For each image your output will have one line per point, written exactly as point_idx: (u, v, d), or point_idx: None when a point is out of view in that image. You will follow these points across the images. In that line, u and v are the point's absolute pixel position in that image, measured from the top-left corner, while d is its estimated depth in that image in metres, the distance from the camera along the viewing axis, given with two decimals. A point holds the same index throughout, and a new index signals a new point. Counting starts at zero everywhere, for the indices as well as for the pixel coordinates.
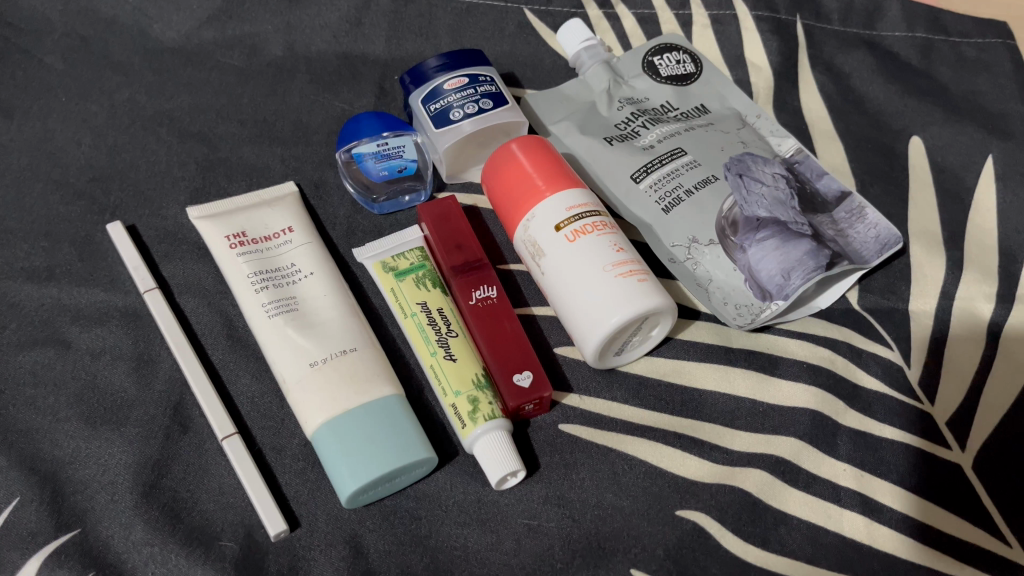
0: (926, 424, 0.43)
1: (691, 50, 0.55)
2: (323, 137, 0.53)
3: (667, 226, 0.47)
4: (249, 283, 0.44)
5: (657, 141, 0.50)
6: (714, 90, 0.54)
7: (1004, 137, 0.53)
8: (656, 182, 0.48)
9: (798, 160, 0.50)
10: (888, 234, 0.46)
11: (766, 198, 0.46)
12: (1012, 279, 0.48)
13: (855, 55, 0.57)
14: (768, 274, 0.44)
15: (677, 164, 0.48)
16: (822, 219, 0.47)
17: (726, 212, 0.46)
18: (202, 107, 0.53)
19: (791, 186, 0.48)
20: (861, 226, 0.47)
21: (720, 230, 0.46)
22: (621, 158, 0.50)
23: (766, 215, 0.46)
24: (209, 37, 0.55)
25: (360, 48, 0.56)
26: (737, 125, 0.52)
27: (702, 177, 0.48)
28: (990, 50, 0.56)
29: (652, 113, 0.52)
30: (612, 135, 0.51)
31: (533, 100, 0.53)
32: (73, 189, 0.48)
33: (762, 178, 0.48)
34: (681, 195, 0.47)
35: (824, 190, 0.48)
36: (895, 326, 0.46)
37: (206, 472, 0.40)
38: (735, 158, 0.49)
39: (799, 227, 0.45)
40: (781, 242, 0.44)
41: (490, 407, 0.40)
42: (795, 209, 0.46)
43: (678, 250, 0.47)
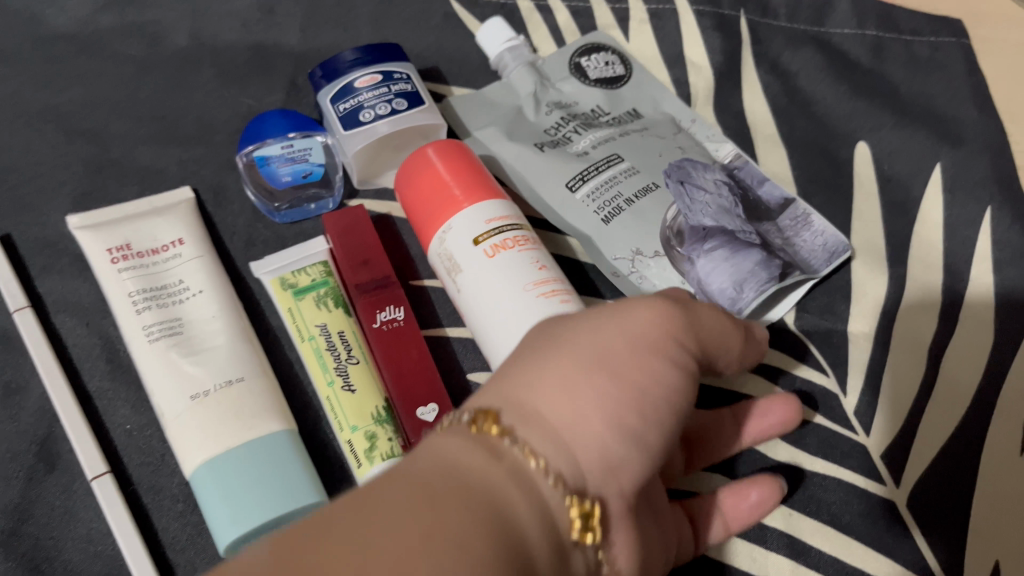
0: (861, 458, 0.41)
1: (618, 50, 0.52)
2: (225, 137, 0.48)
3: (609, 237, 0.44)
4: (130, 303, 0.40)
5: (590, 148, 0.47)
6: (645, 92, 0.51)
7: (955, 144, 0.49)
8: (594, 191, 0.45)
9: (738, 166, 0.47)
10: (835, 240, 0.44)
11: (710, 207, 0.43)
12: (957, 297, 0.44)
13: (802, 53, 0.53)
14: (719, 289, 0.41)
15: (615, 171, 0.45)
16: (769, 227, 0.44)
17: (671, 222, 0.44)
18: (94, 102, 0.48)
19: (734, 193, 0.45)
20: (808, 233, 0.44)
21: (666, 241, 0.43)
22: (554, 166, 0.47)
23: (712, 224, 0.43)
24: (107, 23, 0.51)
25: (273, 38, 0.52)
26: (672, 129, 0.49)
27: (641, 184, 0.45)
28: (945, 49, 0.52)
29: (583, 119, 0.49)
30: (543, 141, 0.48)
31: (457, 105, 0.50)
32: None
33: (703, 185, 0.45)
34: (621, 205, 0.44)
35: (768, 197, 0.45)
36: (834, 350, 0.44)
37: (74, 516, 0.36)
38: (673, 163, 0.46)
39: (748, 236, 0.42)
40: (730, 253, 0.41)
41: (388, 444, 0.37)
42: (739, 217, 0.44)
43: (621, 262, 0.44)
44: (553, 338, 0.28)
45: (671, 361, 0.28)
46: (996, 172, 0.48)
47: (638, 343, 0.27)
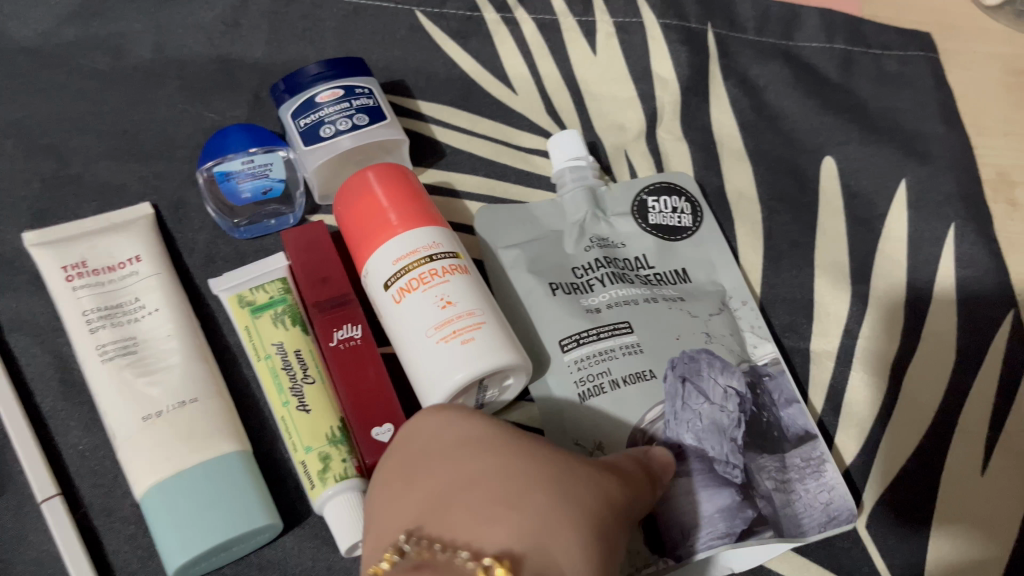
0: None
1: (695, 198, 0.46)
2: (187, 153, 0.48)
3: (580, 413, 0.38)
4: (85, 321, 0.39)
5: (605, 306, 0.41)
6: (700, 253, 0.45)
7: (921, 161, 0.50)
8: (583, 357, 0.39)
9: (769, 374, 0.41)
10: (842, 505, 0.38)
11: (701, 422, 0.37)
12: (919, 315, 0.45)
13: (771, 66, 0.53)
14: (668, 517, 0.35)
15: (619, 343, 0.40)
16: (766, 460, 0.38)
17: (647, 424, 0.38)
18: (54, 116, 0.48)
19: (743, 409, 0.38)
20: (814, 482, 0.38)
21: (632, 442, 0.37)
22: (562, 313, 0.41)
23: (690, 445, 0.37)
24: (70, 36, 0.50)
25: (237, 52, 0.51)
26: (716, 310, 0.42)
27: (635, 368, 0.39)
28: (913, 64, 0.53)
29: (619, 268, 0.43)
30: (563, 281, 0.42)
31: (488, 211, 0.44)
32: None
33: (710, 391, 0.38)
34: (604, 384, 0.38)
35: (787, 422, 0.39)
36: (794, 369, 0.44)
37: (23, 539, 0.36)
38: (688, 354, 0.40)
39: (727, 471, 0.36)
40: (695, 485, 0.36)
41: (342, 466, 0.37)
42: (733, 444, 0.37)
43: (579, 450, 0.38)
44: (512, 458, 0.29)
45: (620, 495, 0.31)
46: (959, 189, 0.49)
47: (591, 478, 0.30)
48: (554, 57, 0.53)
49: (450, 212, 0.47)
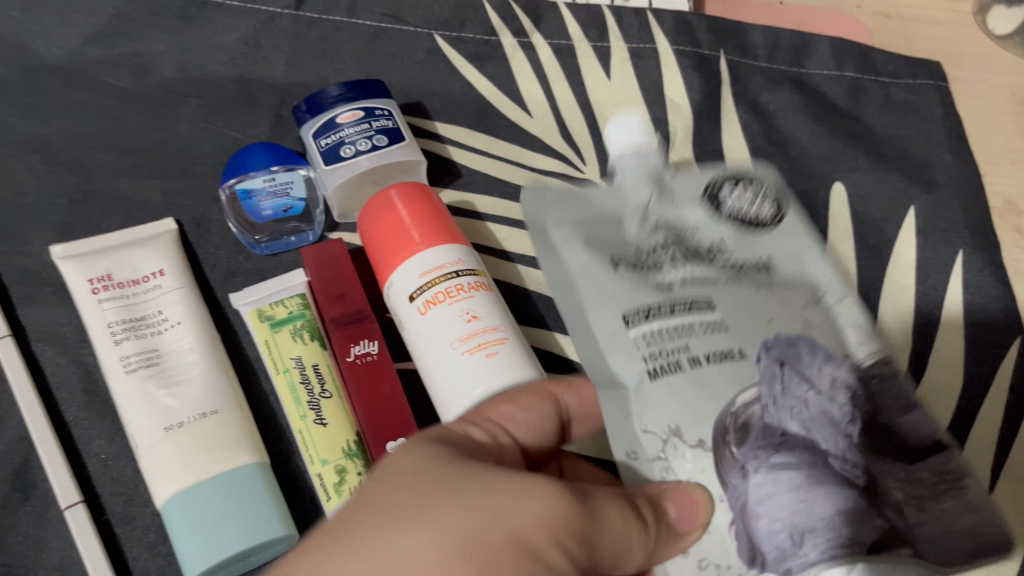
0: None
1: (780, 185, 0.35)
2: (209, 169, 0.49)
3: (647, 400, 0.29)
4: (109, 333, 0.40)
5: (678, 283, 0.31)
6: (786, 243, 0.34)
7: (928, 188, 0.50)
8: (655, 332, 0.30)
9: (875, 372, 0.30)
10: (994, 528, 0.29)
11: (809, 408, 0.28)
12: (925, 340, 0.45)
13: (780, 93, 0.54)
14: (759, 514, 0.27)
15: (699, 319, 0.30)
16: (884, 457, 0.28)
17: (739, 406, 0.28)
18: (79, 133, 0.49)
19: (857, 404, 0.29)
20: (950, 502, 0.28)
21: (720, 429, 0.28)
22: (630, 290, 0.31)
23: (797, 432, 0.27)
24: (95, 54, 0.52)
25: (258, 72, 0.53)
26: (812, 297, 0.32)
27: (719, 345, 0.29)
28: (921, 92, 0.54)
29: (695, 254, 0.33)
30: (624, 256, 0.32)
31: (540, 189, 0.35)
32: None
33: (815, 376, 0.29)
34: (679, 362, 0.29)
35: (911, 432, 0.30)
36: None
37: (46, 545, 0.37)
38: (784, 338, 0.30)
39: (843, 468, 0.27)
40: (804, 479, 0.26)
41: (358, 479, 0.38)
42: (847, 440, 0.28)
43: (647, 443, 0.29)
44: (406, 472, 0.29)
45: (548, 507, 0.27)
46: (966, 217, 0.49)
47: (501, 501, 0.27)
48: (568, 82, 0.54)
49: (469, 234, 0.48)
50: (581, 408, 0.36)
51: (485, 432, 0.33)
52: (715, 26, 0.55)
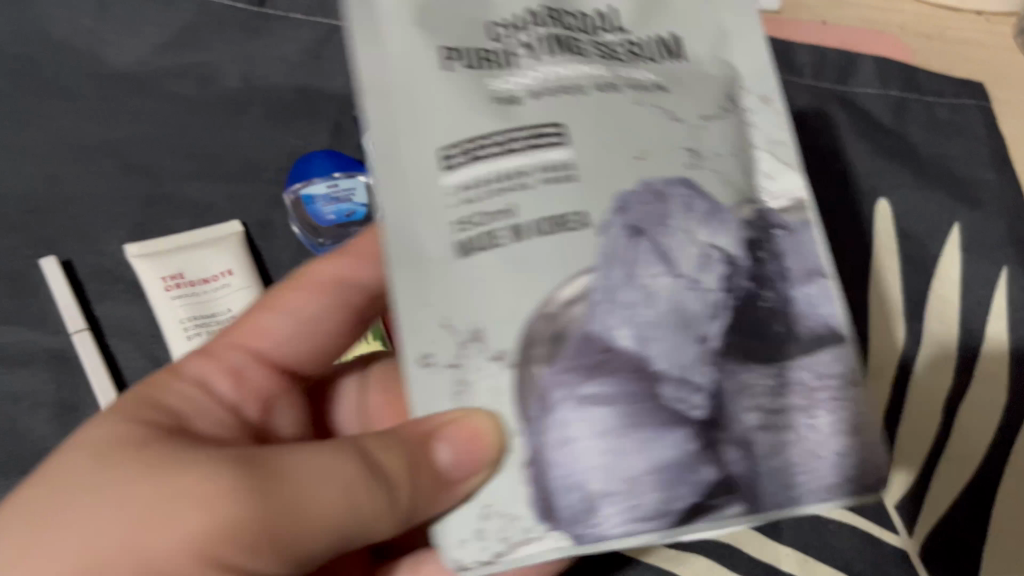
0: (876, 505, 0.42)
1: None
2: (272, 174, 0.51)
3: (452, 283, 0.26)
4: (182, 329, 0.44)
5: (519, 91, 0.27)
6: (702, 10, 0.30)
7: (972, 207, 0.51)
8: (477, 176, 0.27)
9: (783, 224, 0.28)
10: (843, 467, 0.26)
11: (653, 312, 0.26)
12: (969, 355, 0.46)
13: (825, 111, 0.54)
14: (556, 467, 0.25)
15: (537, 160, 0.27)
16: (757, 377, 0.26)
17: (558, 307, 0.26)
18: (146, 138, 0.50)
19: (742, 299, 0.27)
20: (824, 415, 0.26)
21: (527, 340, 0.26)
22: (419, 105, 0.27)
23: (624, 347, 0.26)
24: (161, 64, 0.52)
25: (318, 84, 0.52)
26: (712, 111, 0.29)
27: (563, 202, 0.26)
28: (963, 112, 0.54)
29: (564, 39, 0.28)
30: (469, 48, 0.28)
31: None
32: (10, 221, 0.48)
33: (673, 257, 0.27)
34: (482, 221, 0.26)
35: (804, 310, 0.27)
36: None
37: None
38: (653, 187, 0.27)
39: (682, 402, 0.25)
40: (625, 413, 0.25)
41: None
42: (704, 348, 0.26)
43: (442, 342, 0.26)
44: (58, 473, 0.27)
45: (297, 486, 0.26)
46: (1009, 236, 0.50)
47: (174, 491, 0.25)
48: None
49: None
50: (355, 286, 0.36)
51: (231, 378, 0.34)
52: None
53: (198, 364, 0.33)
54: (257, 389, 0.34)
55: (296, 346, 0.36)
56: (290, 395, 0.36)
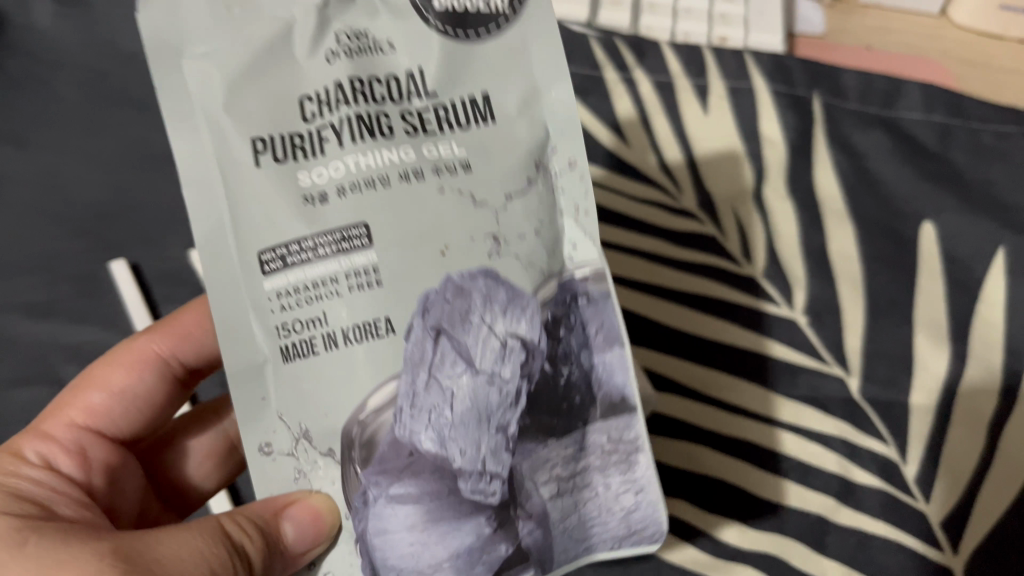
0: (919, 522, 0.43)
1: None
2: None
3: (288, 392, 0.29)
4: None
5: (334, 196, 0.29)
6: (512, 76, 0.30)
7: (1017, 232, 0.51)
8: (290, 292, 0.29)
9: (587, 292, 0.31)
10: (648, 518, 0.32)
11: (451, 412, 0.28)
12: (1014, 378, 0.47)
13: (871, 134, 0.55)
14: (384, 558, 0.28)
15: (347, 265, 0.28)
16: (552, 452, 0.30)
17: (369, 416, 0.28)
18: None
19: (480, 389, 0.29)
20: (618, 477, 0.31)
21: (346, 442, 0.29)
22: (262, 195, 0.29)
23: (428, 450, 0.28)
24: None
25: None
26: (517, 186, 0.30)
27: (351, 317, 0.28)
28: (1009, 138, 0.54)
29: (369, 118, 0.29)
30: (277, 136, 0.29)
31: (147, 27, 0.29)
32: (78, 224, 0.49)
33: (473, 354, 0.29)
34: (314, 342, 0.29)
35: (601, 378, 0.31)
36: (893, 419, 0.46)
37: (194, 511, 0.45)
38: (455, 282, 0.29)
39: (484, 492, 0.29)
40: (422, 514, 0.28)
41: None
42: (503, 436, 0.29)
43: (280, 435, 0.29)
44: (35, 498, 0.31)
45: (165, 560, 0.28)
46: None
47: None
48: (668, 116, 0.56)
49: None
50: (192, 354, 0.40)
51: (74, 459, 0.34)
52: (810, 68, 0.56)
53: (39, 448, 0.34)
54: (98, 466, 0.35)
55: (133, 420, 0.38)
56: (132, 461, 0.38)
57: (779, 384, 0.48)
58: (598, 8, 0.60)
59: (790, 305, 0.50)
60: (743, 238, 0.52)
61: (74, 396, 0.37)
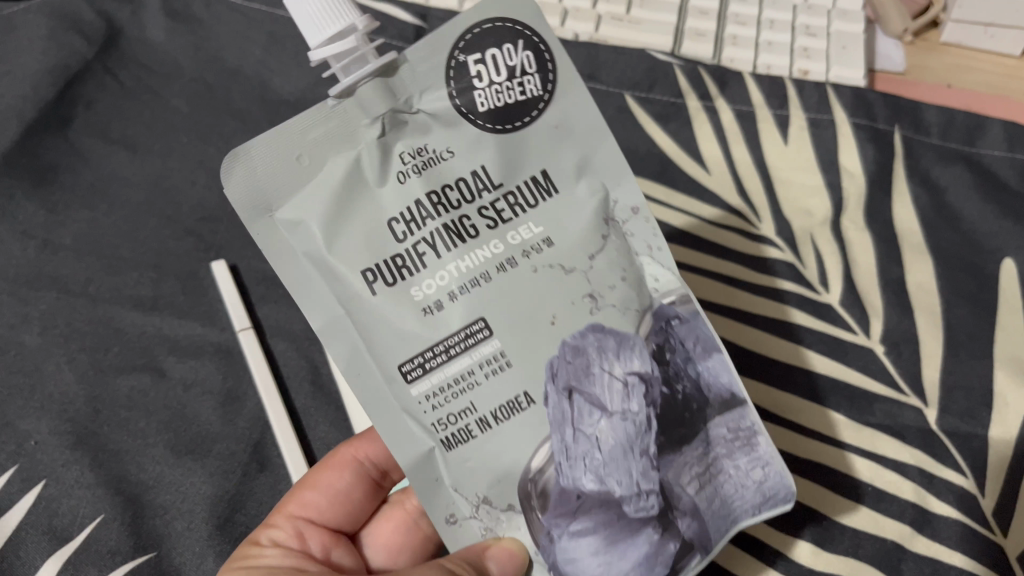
0: (996, 556, 0.43)
1: (516, 32, 0.33)
2: None
3: (458, 471, 0.34)
4: None
5: (446, 298, 0.33)
6: (565, 146, 0.34)
7: None
8: (433, 389, 0.34)
9: (681, 320, 0.35)
10: (776, 480, 0.35)
11: (601, 453, 0.33)
12: None
13: (953, 169, 0.55)
14: None
15: (477, 357, 0.33)
16: (687, 456, 0.34)
17: (536, 473, 0.34)
18: None
19: (620, 449, 0.33)
20: (744, 458, 0.35)
21: (525, 494, 0.34)
22: (386, 319, 0.33)
23: (592, 489, 0.33)
24: (325, 93, 0.57)
25: None
26: (595, 248, 0.34)
27: (499, 398, 0.34)
28: None
29: (455, 225, 0.33)
30: (381, 264, 0.33)
31: (236, 199, 0.33)
32: (183, 226, 0.53)
33: (604, 400, 0.34)
34: (470, 427, 0.34)
35: (709, 382, 0.35)
36: (971, 451, 0.46)
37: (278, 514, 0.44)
38: (572, 345, 0.34)
39: (642, 506, 0.33)
40: (603, 542, 0.33)
41: None
42: (647, 457, 0.34)
43: (460, 504, 0.34)
44: None
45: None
46: None
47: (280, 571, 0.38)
48: (748, 145, 0.57)
49: None
50: (382, 456, 0.44)
51: (296, 537, 0.41)
52: (891, 102, 0.57)
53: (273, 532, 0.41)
54: (319, 546, 0.41)
55: (338, 512, 0.43)
56: (342, 541, 0.43)
57: (854, 411, 0.48)
58: (682, 38, 0.61)
59: (867, 334, 0.50)
60: (821, 266, 0.53)
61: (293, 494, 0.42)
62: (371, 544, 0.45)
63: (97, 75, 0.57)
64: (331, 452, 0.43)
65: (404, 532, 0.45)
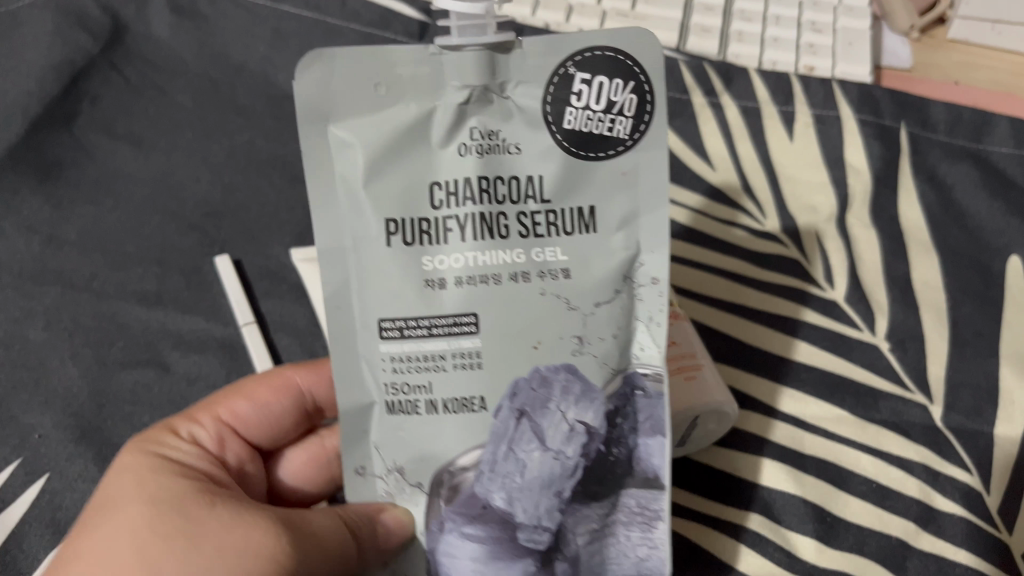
0: (1002, 554, 0.42)
1: (629, 68, 0.32)
2: None
3: (389, 432, 0.33)
4: None
5: (450, 283, 0.32)
6: (623, 195, 0.33)
7: None
8: (404, 359, 0.33)
9: (640, 389, 0.33)
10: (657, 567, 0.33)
11: (522, 478, 0.32)
12: None
13: (959, 166, 0.54)
14: None
15: (454, 347, 0.32)
16: (592, 510, 0.33)
17: (457, 470, 0.33)
18: None
19: (548, 469, 0.32)
20: (638, 534, 0.33)
21: (437, 481, 0.33)
22: (387, 268, 0.33)
23: (499, 505, 0.32)
24: None
25: None
26: (605, 297, 0.33)
27: (455, 394, 0.32)
28: None
29: (489, 217, 0.32)
30: (407, 220, 0.32)
31: (303, 94, 0.32)
32: (187, 221, 0.53)
33: (546, 433, 0.32)
34: (419, 404, 0.33)
35: (641, 457, 0.33)
36: (976, 449, 0.46)
37: None
38: (540, 374, 0.32)
39: (532, 537, 0.32)
40: (485, 554, 0.32)
41: None
42: (557, 498, 0.32)
43: (375, 462, 0.34)
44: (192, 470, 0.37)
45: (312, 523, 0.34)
46: None
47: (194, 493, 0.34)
48: (753, 142, 0.57)
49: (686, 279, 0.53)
50: (326, 395, 0.44)
51: (214, 443, 0.39)
52: (898, 98, 0.56)
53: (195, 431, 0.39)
54: (234, 458, 0.40)
55: (260, 429, 0.42)
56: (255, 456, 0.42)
57: (859, 409, 0.48)
58: (687, 34, 0.60)
59: (872, 330, 0.50)
60: (826, 263, 0.53)
61: (227, 403, 0.41)
62: (282, 467, 0.44)
63: (103, 71, 0.57)
64: (279, 372, 0.43)
65: (314, 466, 0.44)
